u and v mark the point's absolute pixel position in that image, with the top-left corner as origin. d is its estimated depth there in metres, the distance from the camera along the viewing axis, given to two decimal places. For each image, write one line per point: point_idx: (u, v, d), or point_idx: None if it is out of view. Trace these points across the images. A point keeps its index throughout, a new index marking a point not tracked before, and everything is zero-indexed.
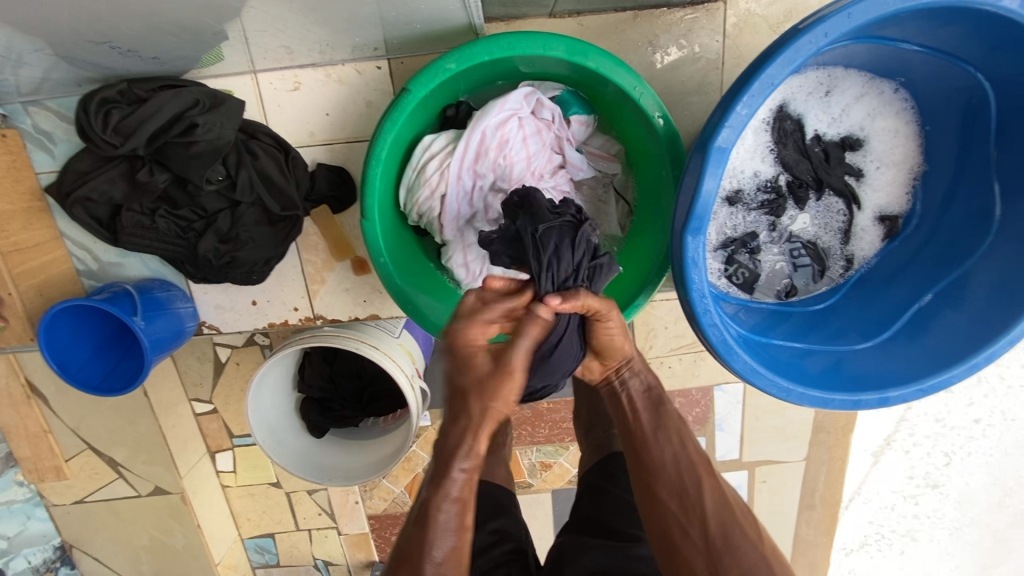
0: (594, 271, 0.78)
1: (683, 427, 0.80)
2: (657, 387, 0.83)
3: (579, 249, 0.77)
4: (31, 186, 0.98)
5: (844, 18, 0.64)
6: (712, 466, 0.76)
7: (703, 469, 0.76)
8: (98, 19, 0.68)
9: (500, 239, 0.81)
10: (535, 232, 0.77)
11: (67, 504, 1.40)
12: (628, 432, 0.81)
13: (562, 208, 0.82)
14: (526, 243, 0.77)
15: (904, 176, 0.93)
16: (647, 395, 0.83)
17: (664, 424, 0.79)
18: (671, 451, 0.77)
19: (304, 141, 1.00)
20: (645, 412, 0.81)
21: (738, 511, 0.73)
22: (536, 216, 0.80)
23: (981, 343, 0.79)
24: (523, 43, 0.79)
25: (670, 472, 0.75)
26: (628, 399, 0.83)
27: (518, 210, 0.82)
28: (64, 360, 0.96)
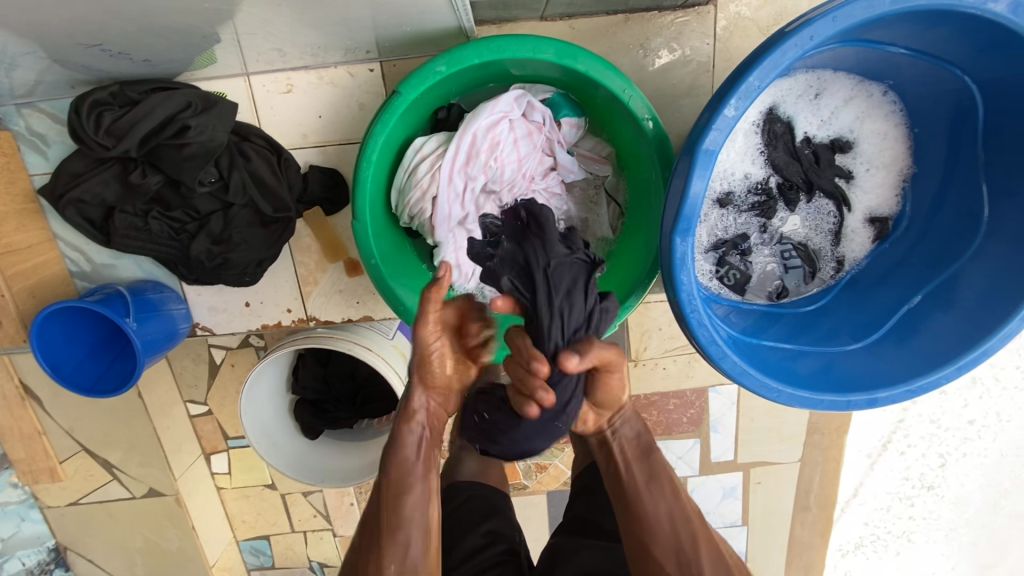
0: (603, 315, 0.78)
1: (673, 475, 0.77)
2: (647, 434, 0.78)
3: (591, 293, 0.77)
4: (24, 188, 0.99)
5: (829, 22, 0.65)
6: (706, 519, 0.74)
7: (697, 523, 0.73)
8: (90, 22, 0.68)
9: (506, 266, 0.79)
10: (548, 268, 0.76)
11: (62, 506, 1.39)
12: (619, 484, 0.76)
13: (573, 243, 0.81)
14: (537, 278, 0.75)
15: (894, 178, 0.93)
16: (637, 443, 0.78)
17: (657, 474, 0.76)
18: (666, 505, 0.74)
19: (297, 143, 1.00)
20: (637, 462, 0.77)
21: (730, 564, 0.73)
22: (547, 245, 0.78)
23: (971, 344, 0.79)
24: (513, 46, 0.80)
25: (665, 528, 0.72)
26: (618, 450, 0.78)
27: (528, 236, 0.81)
28: (56, 362, 0.96)
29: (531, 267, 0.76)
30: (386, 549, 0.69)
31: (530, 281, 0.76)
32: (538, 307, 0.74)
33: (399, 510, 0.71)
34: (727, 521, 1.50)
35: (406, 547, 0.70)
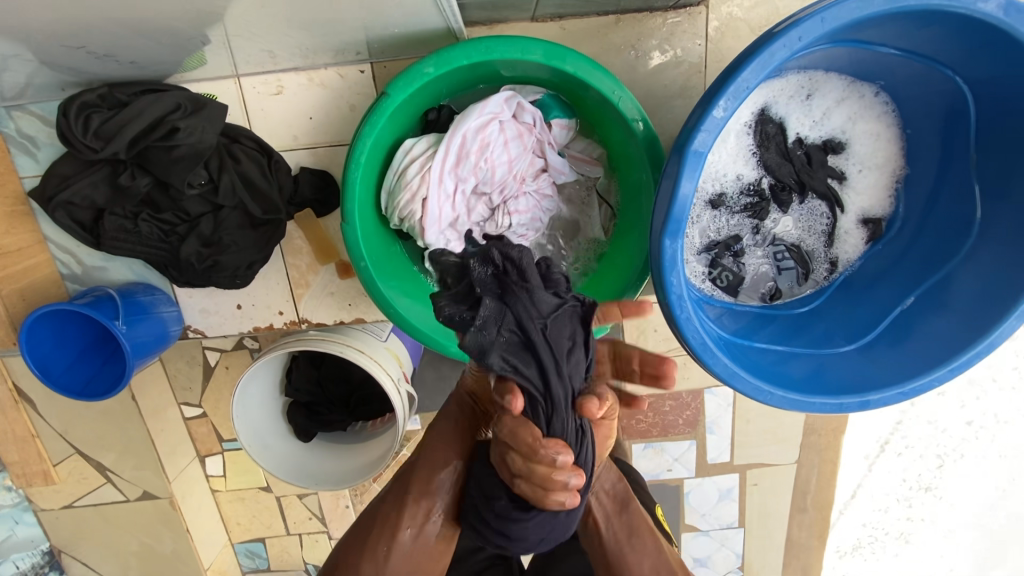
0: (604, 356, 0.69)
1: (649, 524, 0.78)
2: (622, 485, 0.78)
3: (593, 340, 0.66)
4: (14, 191, 0.98)
5: (818, 22, 0.64)
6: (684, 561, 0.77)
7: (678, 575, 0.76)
8: (74, 24, 0.68)
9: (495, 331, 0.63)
10: (546, 329, 0.62)
11: (55, 509, 1.39)
12: (602, 543, 0.75)
13: (559, 287, 0.66)
14: (538, 346, 0.62)
15: (886, 179, 0.93)
16: (614, 497, 0.77)
17: (638, 531, 0.76)
18: (649, 560, 0.75)
19: (288, 144, 1.00)
20: (615, 520, 0.76)
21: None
22: (534, 299, 0.64)
23: (963, 346, 0.79)
24: (502, 47, 0.80)
25: None
26: (597, 507, 0.76)
27: (508, 287, 0.65)
28: (46, 364, 0.95)
29: (527, 336, 0.62)
30: (406, 513, 0.71)
31: (529, 353, 0.62)
32: (542, 385, 0.61)
33: (427, 483, 0.71)
34: (724, 523, 1.49)
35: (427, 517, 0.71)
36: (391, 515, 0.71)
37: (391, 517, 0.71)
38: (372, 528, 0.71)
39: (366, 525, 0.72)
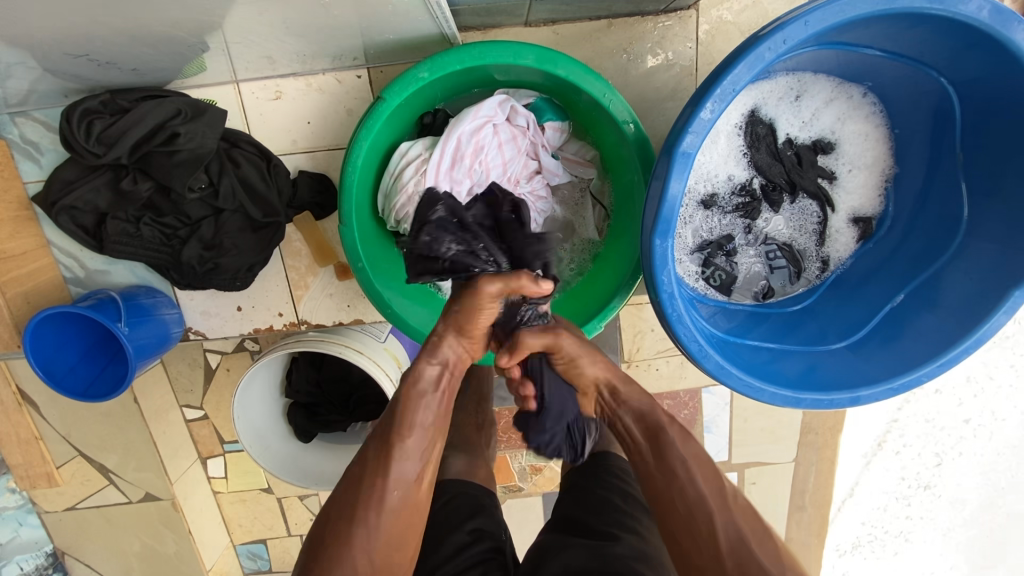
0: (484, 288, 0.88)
1: (688, 450, 0.72)
2: (653, 412, 0.76)
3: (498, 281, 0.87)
4: (18, 196, 1.00)
5: (802, 25, 0.66)
6: (724, 494, 0.66)
7: (713, 501, 0.66)
8: (78, 33, 0.69)
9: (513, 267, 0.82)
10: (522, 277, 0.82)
11: (59, 511, 1.40)
12: (640, 459, 0.74)
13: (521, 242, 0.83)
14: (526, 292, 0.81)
15: (876, 179, 0.94)
16: (644, 424, 0.76)
17: (669, 448, 0.72)
18: (677, 483, 0.68)
19: (286, 149, 1.01)
20: (644, 443, 0.74)
21: (755, 542, 0.63)
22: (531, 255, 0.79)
23: (953, 342, 0.80)
24: (494, 52, 0.81)
25: (678, 508, 0.67)
26: (625, 428, 0.78)
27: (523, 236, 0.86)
28: (50, 366, 0.97)
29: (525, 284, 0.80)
30: (390, 475, 0.67)
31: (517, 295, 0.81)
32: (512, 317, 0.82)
33: (407, 447, 0.69)
34: None
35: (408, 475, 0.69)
36: (372, 484, 0.66)
37: (370, 485, 0.66)
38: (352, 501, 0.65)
39: (345, 498, 0.66)
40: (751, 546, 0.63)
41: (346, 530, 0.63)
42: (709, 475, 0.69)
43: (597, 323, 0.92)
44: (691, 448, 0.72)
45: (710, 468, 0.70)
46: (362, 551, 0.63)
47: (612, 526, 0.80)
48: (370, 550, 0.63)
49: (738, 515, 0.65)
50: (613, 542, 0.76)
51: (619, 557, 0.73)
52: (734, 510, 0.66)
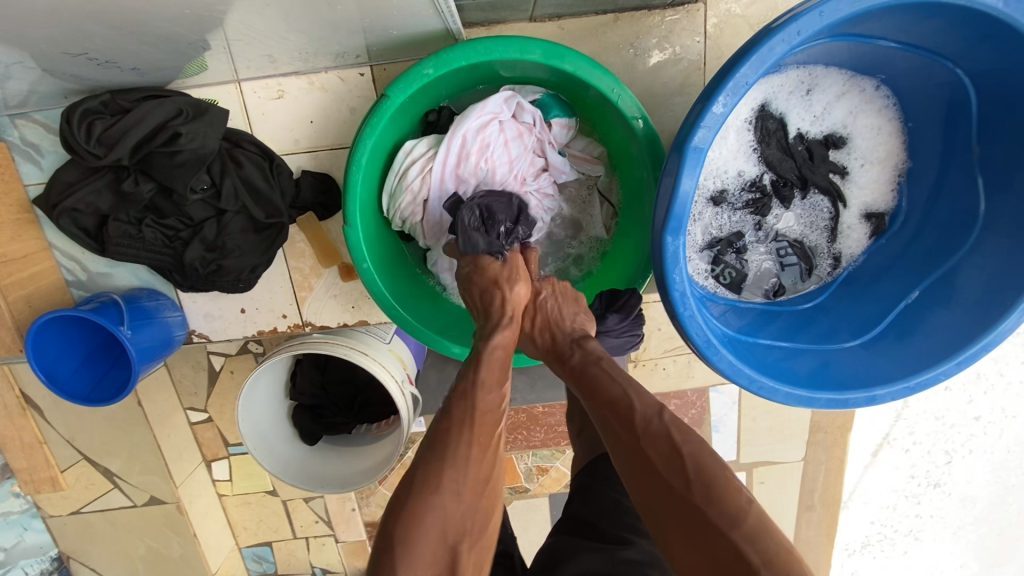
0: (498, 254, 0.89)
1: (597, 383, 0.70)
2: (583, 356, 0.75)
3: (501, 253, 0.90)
4: (18, 199, 0.99)
5: (816, 16, 0.64)
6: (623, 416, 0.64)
7: (624, 434, 0.64)
8: (76, 32, 0.68)
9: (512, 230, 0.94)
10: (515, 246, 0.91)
11: (64, 516, 1.40)
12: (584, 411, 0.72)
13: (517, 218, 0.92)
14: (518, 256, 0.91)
15: (889, 174, 0.93)
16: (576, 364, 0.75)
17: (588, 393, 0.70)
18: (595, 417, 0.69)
19: (288, 148, 1.00)
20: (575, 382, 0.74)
21: (663, 467, 0.58)
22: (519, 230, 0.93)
23: (970, 339, 0.78)
24: (500, 47, 0.79)
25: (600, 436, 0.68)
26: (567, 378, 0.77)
27: None
28: (52, 371, 0.96)
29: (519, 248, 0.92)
30: (478, 428, 0.64)
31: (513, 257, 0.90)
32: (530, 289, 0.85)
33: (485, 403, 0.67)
34: None
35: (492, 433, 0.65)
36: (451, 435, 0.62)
37: (452, 437, 0.62)
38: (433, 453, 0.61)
39: (426, 451, 0.61)
40: (657, 471, 0.58)
41: (429, 475, 0.58)
42: (620, 409, 0.66)
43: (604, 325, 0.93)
44: (608, 387, 0.69)
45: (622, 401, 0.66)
46: (445, 499, 0.57)
47: (624, 530, 0.78)
48: (453, 500, 0.57)
49: (645, 442, 0.61)
50: (624, 546, 0.74)
51: (629, 561, 0.71)
52: (642, 438, 0.61)
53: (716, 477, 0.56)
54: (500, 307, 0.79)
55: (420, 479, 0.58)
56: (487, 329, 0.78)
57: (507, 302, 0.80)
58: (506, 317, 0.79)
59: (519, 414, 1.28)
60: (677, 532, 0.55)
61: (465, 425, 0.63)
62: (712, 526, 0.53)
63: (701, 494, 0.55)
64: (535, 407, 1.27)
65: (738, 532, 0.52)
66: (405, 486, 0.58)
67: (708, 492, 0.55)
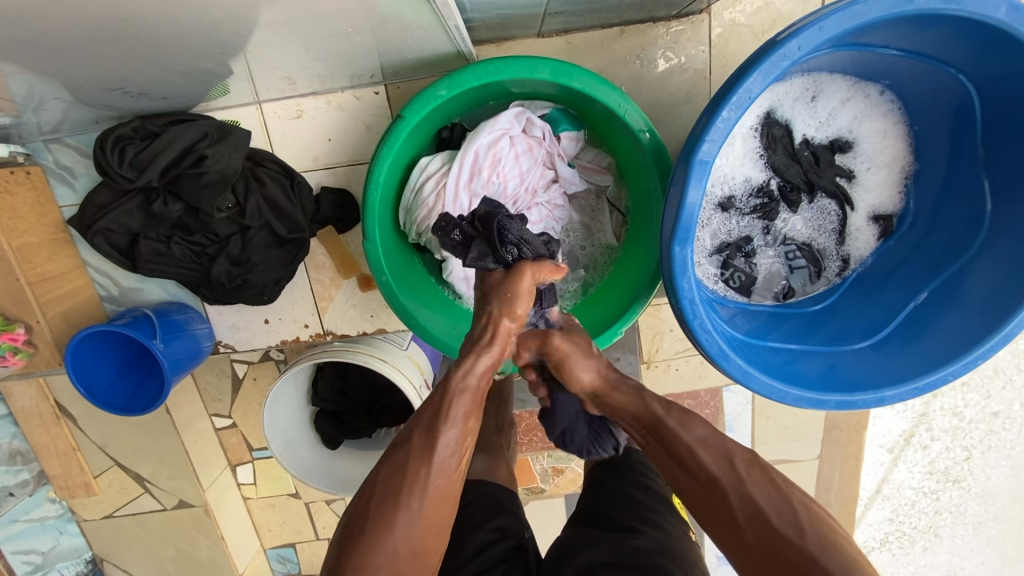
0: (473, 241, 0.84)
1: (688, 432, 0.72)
2: (650, 408, 0.76)
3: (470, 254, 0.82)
4: (55, 220, 1.04)
5: (816, 31, 0.66)
6: (756, 464, 0.68)
7: (726, 478, 0.67)
8: (115, 67, 0.73)
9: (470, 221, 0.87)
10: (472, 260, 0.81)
11: (97, 519, 1.46)
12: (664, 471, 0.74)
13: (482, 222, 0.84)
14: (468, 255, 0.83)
15: (896, 176, 0.94)
16: (645, 418, 0.76)
17: (681, 429, 0.73)
18: (687, 468, 0.70)
19: (308, 166, 1.04)
20: (646, 434, 0.76)
21: (775, 516, 0.62)
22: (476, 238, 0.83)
23: (978, 340, 0.79)
24: (510, 67, 0.82)
25: (694, 489, 0.69)
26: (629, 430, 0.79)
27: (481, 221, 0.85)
28: (90, 383, 1.01)
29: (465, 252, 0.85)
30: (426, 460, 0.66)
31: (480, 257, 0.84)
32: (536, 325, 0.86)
33: (425, 469, 0.66)
34: None
35: (448, 457, 0.68)
36: (371, 529, 0.62)
37: (406, 476, 0.65)
38: (391, 463, 0.67)
39: (334, 541, 0.64)
40: (766, 511, 0.63)
41: (390, 513, 0.63)
42: (738, 447, 0.70)
43: (620, 326, 0.93)
44: (695, 432, 0.72)
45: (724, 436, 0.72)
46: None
47: (634, 521, 0.82)
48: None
49: (748, 485, 0.65)
50: (633, 535, 0.79)
51: (640, 549, 0.76)
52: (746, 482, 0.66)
53: (821, 527, 0.61)
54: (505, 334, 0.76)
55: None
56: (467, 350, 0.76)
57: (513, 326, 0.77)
58: (484, 335, 0.76)
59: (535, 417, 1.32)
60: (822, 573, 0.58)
61: (420, 456, 0.66)
62: (847, 564, 0.58)
63: (815, 542, 0.60)
64: None
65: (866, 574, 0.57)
66: (362, 524, 0.63)
67: (822, 541, 0.60)
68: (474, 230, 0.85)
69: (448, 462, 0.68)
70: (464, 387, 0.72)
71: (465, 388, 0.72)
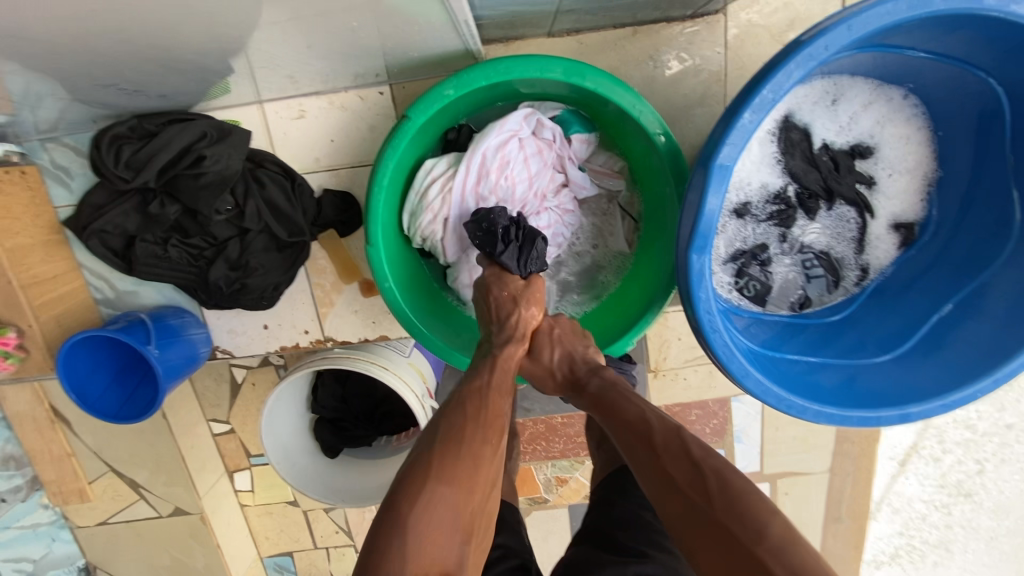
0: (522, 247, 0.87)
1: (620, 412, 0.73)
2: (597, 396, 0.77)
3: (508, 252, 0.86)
4: (49, 220, 1.01)
5: (844, 31, 0.63)
6: (674, 435, 0.66)
7: (640, 452, 0.67)
8: (110, 64, 0.71)
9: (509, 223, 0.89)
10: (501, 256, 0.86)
11: (91, 526, 1.42)
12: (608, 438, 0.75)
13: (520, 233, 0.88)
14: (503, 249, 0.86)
15: (918, 183, 0.90)
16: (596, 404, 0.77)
17: (609, 413, 0.74)
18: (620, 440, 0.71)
19: (310, 167, 1.02)
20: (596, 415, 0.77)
21: (684, 484, 0.62)
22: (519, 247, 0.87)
23: (1007, 354, 0.75)
24: (520, 67, 0.79)
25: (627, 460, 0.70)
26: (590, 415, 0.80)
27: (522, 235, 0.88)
28: (83, 390, 0.97)
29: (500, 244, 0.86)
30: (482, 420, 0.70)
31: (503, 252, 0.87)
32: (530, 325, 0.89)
33: (479, 427, 0.69)
34: None
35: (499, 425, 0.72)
36: (432, 483, 0.61)
37: (466, 433, 0.67)
38: (449, 425, 0.68)
39: (386, 497, 0.62)
40: (675, 481, 0.63)
41: (456, 463, 0.64)
42: (662, 420, 0.69)
43: (631, 338, 0.89)
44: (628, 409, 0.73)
45: (653, 410, 0.71)
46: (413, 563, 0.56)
47: (641, 543, 0.79)
48: (418, 569, 0.56)
49: (662, 458, 0.65)
50: (640, 560, 0.75)
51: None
52: (661, 454, 0.65)
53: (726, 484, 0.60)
54: (514, 323, 0.83)
55: (373, 539, 0.58)
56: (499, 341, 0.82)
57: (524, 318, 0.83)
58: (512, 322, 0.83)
59: (538, 425, 1.28)
60: (724, 541, 0.57)
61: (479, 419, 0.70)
62: (752, 534, 0.56)
63: (721, 506, 0.58)
64: (555, 418, 1.28)
65: (772, 541, 0.55)
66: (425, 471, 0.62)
67: (729, 505, 0.58)
68: (515, 236, 0.88)
69: (496, 425, 0.71)
70: (509, 366, 0.80)
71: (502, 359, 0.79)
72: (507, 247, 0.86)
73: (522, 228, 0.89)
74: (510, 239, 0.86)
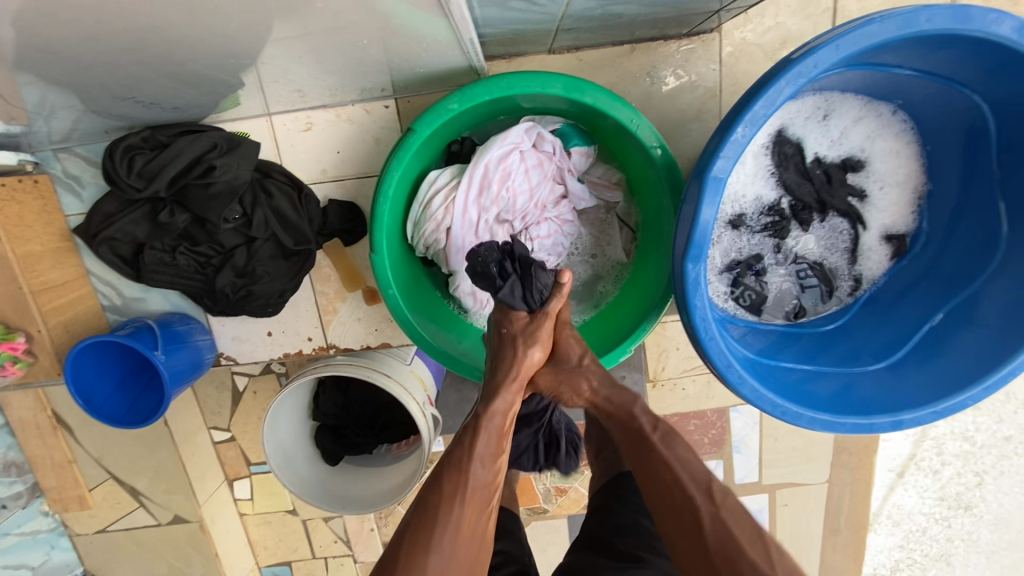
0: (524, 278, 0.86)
1: (672, 451, 0.73)
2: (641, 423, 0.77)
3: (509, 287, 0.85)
4: (60, 228, 1.04)
5: (833, 50, 0.66)
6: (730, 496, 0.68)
7: (698, 497, 0.68)
8: (128, 78, 0.74)
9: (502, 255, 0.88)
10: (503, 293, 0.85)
11: (90, 534, 1.42)
12: (637, 468, 0.75)
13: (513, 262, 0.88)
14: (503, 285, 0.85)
15: (909, 196, 0.93)
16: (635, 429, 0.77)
17: (661, 446, 0.73)
18: (667, 475, 0.71)
19: (316, 177, 1.04)
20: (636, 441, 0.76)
21: (746, 543, 0.63)
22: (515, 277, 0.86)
23: (996, 363, 0.77)
24: (522, 82, 0.82)
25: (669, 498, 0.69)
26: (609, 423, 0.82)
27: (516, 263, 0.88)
28: (89, 394, 0.99)
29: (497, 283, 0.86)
30: (456, 494, 0.68)
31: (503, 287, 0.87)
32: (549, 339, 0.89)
33: (456, 506, 0.67)
34: None
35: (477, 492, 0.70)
36: None
37: (438, 515, 0.66)
38: (421, 508, 0.67)
39: None
40: (739, 540, 0.63)
41: (425, 552, 0.63)
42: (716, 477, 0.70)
43: (629, 346, 0.90)
44: (679, 453, 0.73)
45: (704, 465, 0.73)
46: None
47: (637, 549, 0.80)
48: None
49: (723, 513, 0.66)
50: (637, 564, 0.77)
51: None
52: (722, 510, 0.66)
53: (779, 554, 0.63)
54: (510, 366, 0.80)
55: None
56: (491, 387, 0.79)
57: (519, 364, 0.80)
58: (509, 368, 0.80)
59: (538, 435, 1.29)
60: None
61: (457, 497, 0.68)
62: None
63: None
64: None
65: None
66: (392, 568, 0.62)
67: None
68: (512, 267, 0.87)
69: (476, 500, 0.69)
70: (500, 423, 0.77)
71: (492, 416, 0.76)
72: (506, 282, 0.86)
73: (517, 259, 0.88)
74: (508, 273, 0.86)
